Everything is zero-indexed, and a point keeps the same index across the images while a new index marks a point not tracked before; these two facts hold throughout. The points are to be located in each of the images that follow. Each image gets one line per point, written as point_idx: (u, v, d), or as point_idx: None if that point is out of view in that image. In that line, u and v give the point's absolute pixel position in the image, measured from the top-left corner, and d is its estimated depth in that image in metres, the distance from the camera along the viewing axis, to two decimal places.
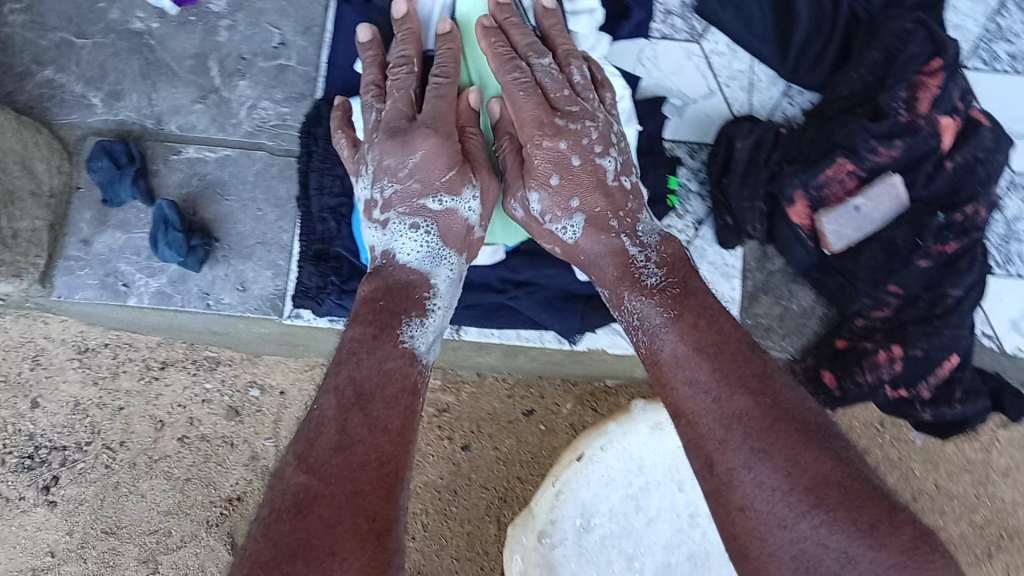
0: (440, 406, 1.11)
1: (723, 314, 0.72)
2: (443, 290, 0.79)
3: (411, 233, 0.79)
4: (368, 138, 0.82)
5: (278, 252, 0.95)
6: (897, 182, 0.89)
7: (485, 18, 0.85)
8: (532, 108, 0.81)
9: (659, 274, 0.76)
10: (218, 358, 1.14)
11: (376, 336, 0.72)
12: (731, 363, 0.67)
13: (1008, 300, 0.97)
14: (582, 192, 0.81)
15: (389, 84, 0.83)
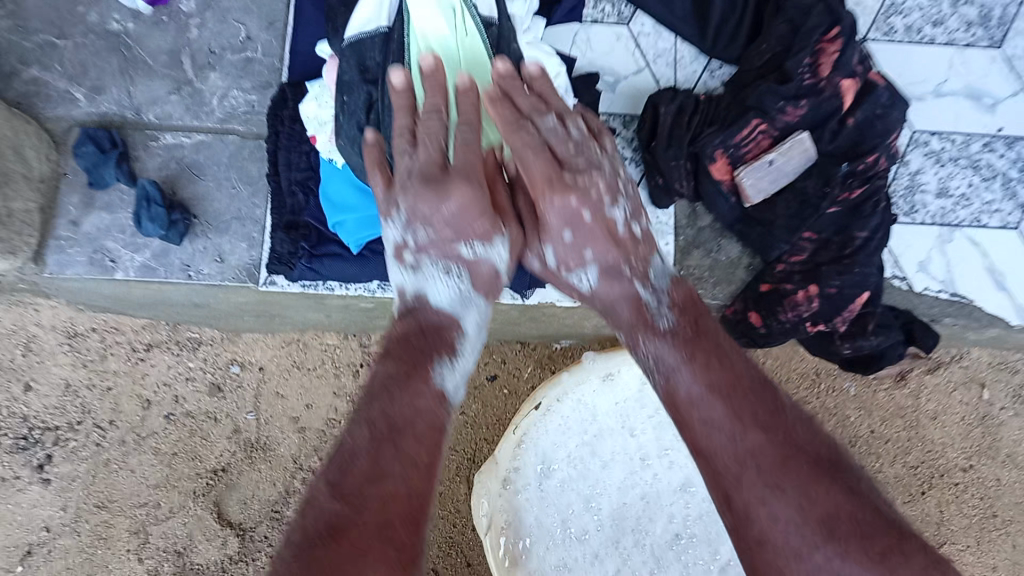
0: None
1: (734, 350, 0.74)
2: (472, 335, 0.81)
3: (444, 278, 0.80)
4: (400, 185, 0.81)
5: (252, 226, 1.03)
6: (804, 138, 1.00)
7: (492, 86, 0.83)
8: (544, 166, 0.80)
9: (670, 316, 0.77)
10: (200, 338, 1.22)
11: (408, 376, 0.73)
12: (747, 399, 0.69)
13: (915, 245, 1.07)
14: (596, 245, 0.80)
15: (419, 134, 0.81)
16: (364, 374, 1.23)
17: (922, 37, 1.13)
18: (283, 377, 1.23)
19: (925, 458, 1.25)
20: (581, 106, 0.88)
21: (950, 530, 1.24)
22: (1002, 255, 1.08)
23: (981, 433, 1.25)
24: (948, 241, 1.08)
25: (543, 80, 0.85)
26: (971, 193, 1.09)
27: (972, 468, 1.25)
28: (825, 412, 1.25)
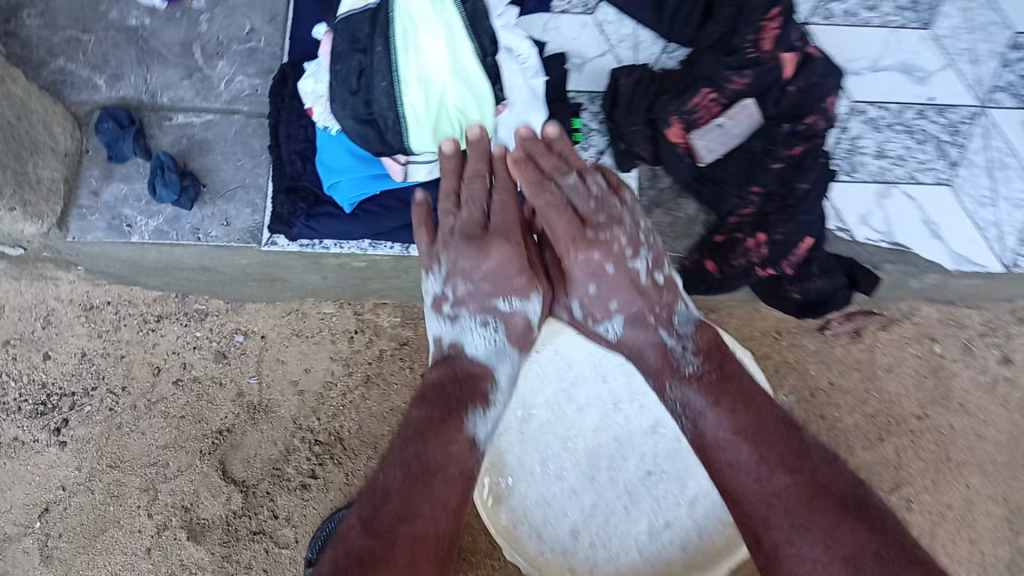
0: (402, 340, 1.32)
1: (757, 394, 0.85)
2: (504, 385, 0.92)
3: (482, 330, 0.93)
4: (443, 239, 0.95)
5: (256, 193, 1.14)
6: (749, 103, 1.15)
7: (514, 152, 0.96)
8: (566, 224, 0.93)
9: (697, 361, 0.89)
10: (206, 309, 1.31)
11: (442, 423, 0.83)
12: (771, 444, 0.80)
13: (855, 200, 1.19)
14: (619, 296, 0.93)
15: (463, 197, 0.96)
16: (358, 339, 1.32)
17: (859, 21, 1.26)
18: (283, 345, 1.31)
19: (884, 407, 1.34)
20: (599, 163, 0.99)
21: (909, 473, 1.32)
22: (936, 208, 1.19)
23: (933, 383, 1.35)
24: (886, 196, 1.19)
25: (561, 141, 1.00)
26: (906, 154, 1.21)
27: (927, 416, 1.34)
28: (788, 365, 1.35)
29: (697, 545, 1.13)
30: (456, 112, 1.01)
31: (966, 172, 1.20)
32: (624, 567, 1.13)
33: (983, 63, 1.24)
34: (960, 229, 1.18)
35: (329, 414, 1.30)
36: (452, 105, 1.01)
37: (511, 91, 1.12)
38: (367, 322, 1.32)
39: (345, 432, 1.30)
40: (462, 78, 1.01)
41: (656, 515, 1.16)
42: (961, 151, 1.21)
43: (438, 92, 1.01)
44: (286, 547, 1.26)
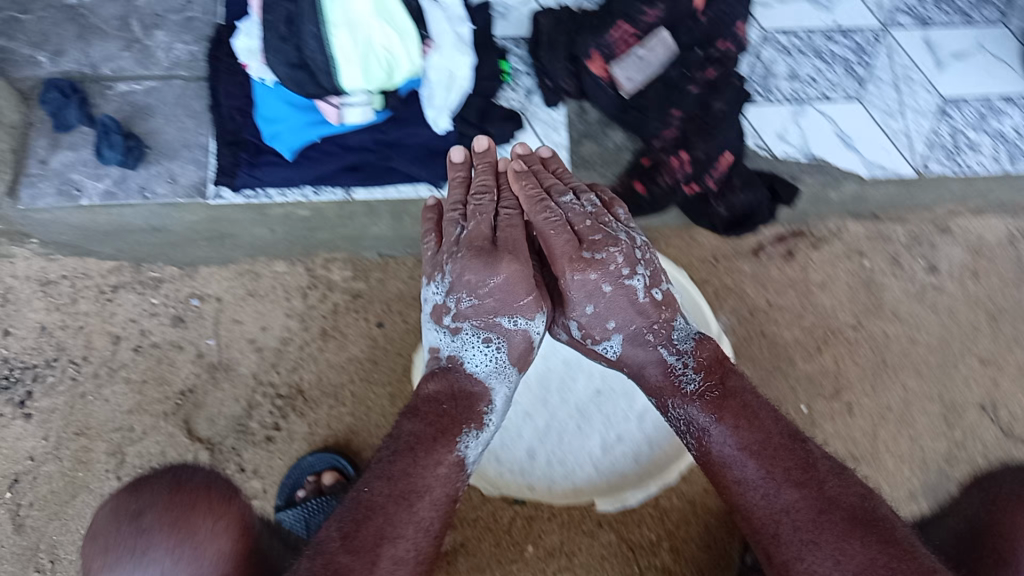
0: (355, 293, 1.36)
1: (760, 409, 0.90)
2: (499, 403, 0.97)
3: (483, 347, 0.96)
4: (451, 251, 0.97)
5: (198, 150, 1.18)
6: (664, 34, 1.17)
7: (517, 164, 1.04)
8: (562, 243, 0.95)
9: (697, 378, 0.94)
10: (160, 277, 1.34)
11: (433, 443, 0.88)
12: (777, 456, 0.86)
13: (772, 119, 1.25)
14: (617, 317, 0.98)
15: (472, 208, 1.00)
16: (312, 296, 1.35)
17: None
18: (238, 305, 1.34)
19: (820, 321, 1.41)
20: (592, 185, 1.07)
21: (846, 379, 1.40)
22: (848, 122, 1.26)
23: (864, 295, 1.42)
24: (801, 114, 1.26)
25: (555, 162, 1.09)
26: (817, 76, 1.27)
27: (861, 326, 1.41)
28: (723, 290, 1.41)
29: (648, 455, 1.20)
30: (387, 53, 1.05)
31: (875, 89, 1.27)
32: (581, 481, 1.19)
33: None
34: (873, 140, 1.25)
35: (288, 367, 1.33)
36: (380, 45, 1.04)
37: (438, 36, 1.15)
38: (319, 278, 1.36)
39: (306, 384, 1.33)
40: (385, 18, 1.03)
41: (608, 430, 1.23)
42: (869, 69, 1.28)
43: (365, 36, 1.03)
44: (255, 495, 1.30)
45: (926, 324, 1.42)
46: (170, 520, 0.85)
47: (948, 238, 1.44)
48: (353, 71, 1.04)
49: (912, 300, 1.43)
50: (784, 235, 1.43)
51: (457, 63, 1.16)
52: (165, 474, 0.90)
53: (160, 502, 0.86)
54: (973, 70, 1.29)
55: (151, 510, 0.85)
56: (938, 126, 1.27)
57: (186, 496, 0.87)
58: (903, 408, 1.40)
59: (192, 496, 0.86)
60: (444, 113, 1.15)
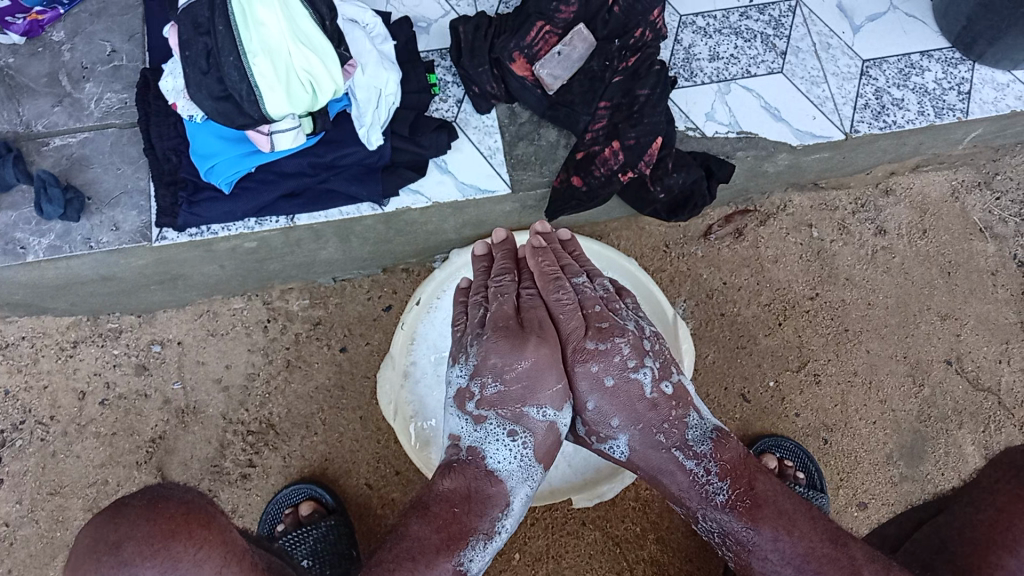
0: (315, 320, 1.37)
1: (797, 513, 0.82)
2: (516, 506, 0.91)
3: (507, 441, 0.91)
4: (477, 332, 0.97)
5: (139, 195, 1.20)
6: (582, 28, 1.19)
7: (536, 239, 1.06)
8: (573, 323, 0.97)
9: (726, 487, 0.86)
10: (120, 327, 1.35)
11: (435, 553, 0.79)
12: (824, 568, 0.76)
13: (699, 101, 1.27)
14: (620, 413, 0.94)
15: (493, 289, 1.02)
16: (272, 328, 1.36)
17: None
18: (200, 346, 1.35)
19: (776, 293, 1.42)
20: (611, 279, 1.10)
21: (811, 349, 1.40)
22: (774, 94, 1.28)
23: (818, 264, 1.43)
24: (726, 92, 1.28)
25: (574, 243, 1.11)
26: (739, 53, 1.30)
27: (818, 295, 1.42)
28: (681, 274, 1.41)
29: None
30: (308, 71, 1.07)
31: (796, 59, 1.30)
32: (556, 480, 1.18)
33: None
34: (799, 109, 1.28)
35: (257, 404, 1.34)
36: (301, 69, 1.06)
37: (361, 56, 1.18)
38: (278, 310, 1.37)
39: (276, 418, 1.34)
40: (304, 41, 1.06)
41: None
42: (787, 41, 1.31)
43: (284, 60, 1.05)
44: None
45: (880, 286, 1.43)
46: (151, 558, 0.64)
47: (891, 199, 1.45)
48: (275, 97, 1.06)
49: (865, 264, 1.43)
50: (732, 215, 1.42)
51: (382, 78, 1.18)
52: (139, 494, 0.70)
53: (143, 531, 0.65)
54: (888, 30, 1.33)
55: (133, 542, 0.64)
56: (862, 87, 1.29)
57: (162, 521, 0.67)
58: (870, 372, 1.40)
59: (183, 519, 0.67)
60: (375, 130, 1.17)
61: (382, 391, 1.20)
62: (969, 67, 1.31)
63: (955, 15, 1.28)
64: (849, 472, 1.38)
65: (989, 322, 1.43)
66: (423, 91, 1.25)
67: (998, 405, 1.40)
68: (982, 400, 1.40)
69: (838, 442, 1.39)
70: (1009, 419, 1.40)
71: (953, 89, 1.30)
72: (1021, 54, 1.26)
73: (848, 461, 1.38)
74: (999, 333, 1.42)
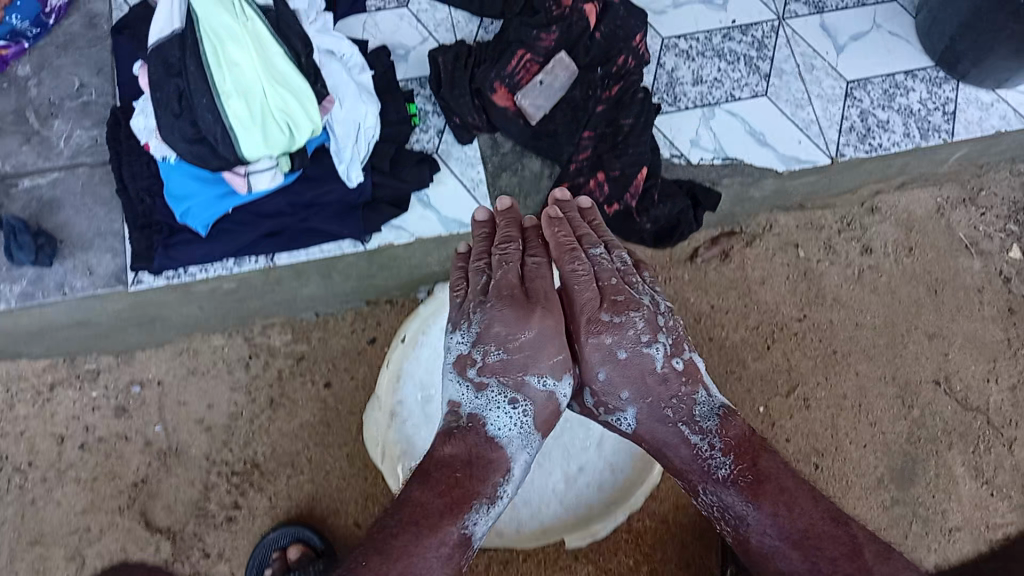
0: (297, 354, 1.34)
1: (799, 492, 0.83)
2: (517, 474, 0.90)
3: (507, 408, 0.91)
4: (481, 300, 0.96)
5: (113, 238, 1.17)
6: (564, 56, 1.18)
7: (552, 211, 1.04)
8: (586, 296, 0.96)
9: (729, 462, 0.87)
10: (97, 367, 1.31)
11: (439, 517, 0.79)
12: (822, 546, 0.77)
13: (683, 127, 1.26)
14: (630, 386, 0.93)
15: (497, 257, 1.00)
16: (254, 365, 1.33)
17: None
18: (181, 386, 1.32)
19: (764, 316, 1.40)
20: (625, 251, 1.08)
21: (800, 372, 1.39)
22: (758, 118, 1.27)
23: (805, 285, 1.42)
24: (711, 117, 1.27)
25: (593, 213, 1.08)
26: (722, 76, 1.29)
27: (806, 317, 1.41)
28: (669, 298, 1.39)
29: (612, 482, 1.18)
30: (286, 109, 1.03)
31: (779, 81, 1.29)
32: (548, 519, 1.17)
33: None
34: (785, 133, 1.26)
35: (240, 444, 1.31)
36: (276, 109, 1.03)
37: (340, 89, 1.16)
38: (259, 345, 1.34)
39: (260, 457, 1.31)
40: (280, 81, 1.03)
41: (569, 463, 1.20)
42: (771, 63, 1.29)
43: (260, 99, 1.02)
44: None
45: (868, 306, 1.43)
46: None
47: (877, 218, 1.45)
48: (250, 140, 1.03)
49: (851, 284, 1.43)
50: (717, 236, 1.42)
51: (361, 111, 1.16)
52: None
53: None
54: (872, 49, 1.31)
55: None
56: (847, 109, 1.28)
57: None
58: (859, 395, 1.39)
59: None
60: (355, 165, 1.15)
61: (371, 434, 1.20)
62: (953, 86, 1.30)
63: (938, 33, 1.27)
64: (840, 497, 1.36)
65: (976, 340, 1.42)
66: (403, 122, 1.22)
67: (986, 424, 1.40)
68: (971, 419, 1.40)
69: (829, 466, 1.37)
70: (997, 438, 1.39)
71: (937, 110, 1.29)
72: (1005, 74, 1.25)
73: (840, 485, 1.37)
74: (986, 351, 1.42)
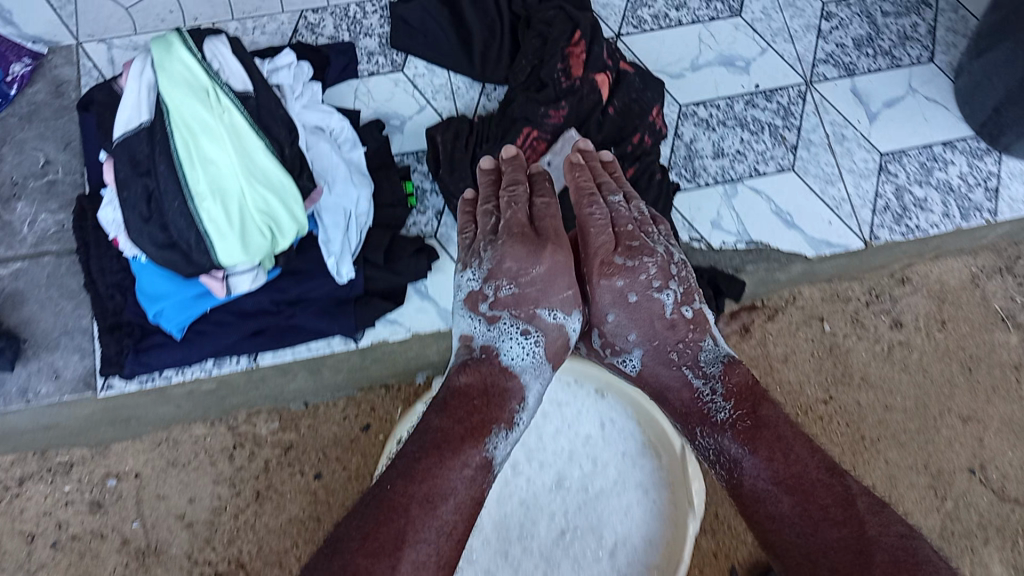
0: (286, 445, 1.10)
1: (798, 441, 0.70)
2: (530, 403, 0.82)
3: (520, 338, 0.84)
4: (488, 241, 0.92)
5: (81, 336, 1.08)
6: (572, 134, 1.09)
7: (575, 155, 0.99)
8: (598, 238, 0.90)
9: (728, 407, 0.76)
10: (70, 460, 1.07)
11: (460, 440, 0.70)
12: (813, 494, 0.65)
13: (703, 207, 1.16)
14: (636, 329, 0.87)
15: (506, 197, 0.94)
16: (239, 456, 1.09)
17: (671, 22, 1.23)
18: (161, 478, 1.08)
19: None
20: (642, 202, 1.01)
21: None
22: (785, 197, 1.17)
23: (832, 364, 1.16)
24: (733, 195, 1.17)
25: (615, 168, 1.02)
26: (744, 148, 1.18)
27: (832, 399, 1.15)
28: None
29: None
30: (267, 210, 0.93)
31: (807, 154, 1.18)
32: None
33: (801, 38, 1.23)
34: (815, 214, 1.17)
35: (224, 542, 1.07)
36: (257, 211, 0.93)
37: (330, 172, 1.06)
38: (244, 435, 1.10)
39: (246, 557, 1.07)
40: (259, 177, 0.93)
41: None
42: (797, 133, 1.19)
43: (236, 199, 0.92)
44: None
45: (898, 386, 1.17)
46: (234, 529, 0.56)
47: (908, 289, 1.18)
48: (224, 250, 0.92)
49: (881, 362, 1.17)
50: (737, 311, 1.15)
51: (352, 195, 1.06)
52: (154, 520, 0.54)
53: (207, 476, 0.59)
54: (906, 117, 1.21)
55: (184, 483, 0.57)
56: (881, 186, 1.18)
57: None
58: (888, 486, 1.14)
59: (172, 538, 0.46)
60: (345, 259, 1.04)
61: None
62: (996, 159, 1.21)
63: (981, 102, 1.16)
64: None
65: (1013, 424, 1.17)
66: (399, 203, 1.12)
67: None
68: (1010, 512, 1.14)
69: None
70: None
71: (979, 185, 1.20)
72: None
73: None
74: None
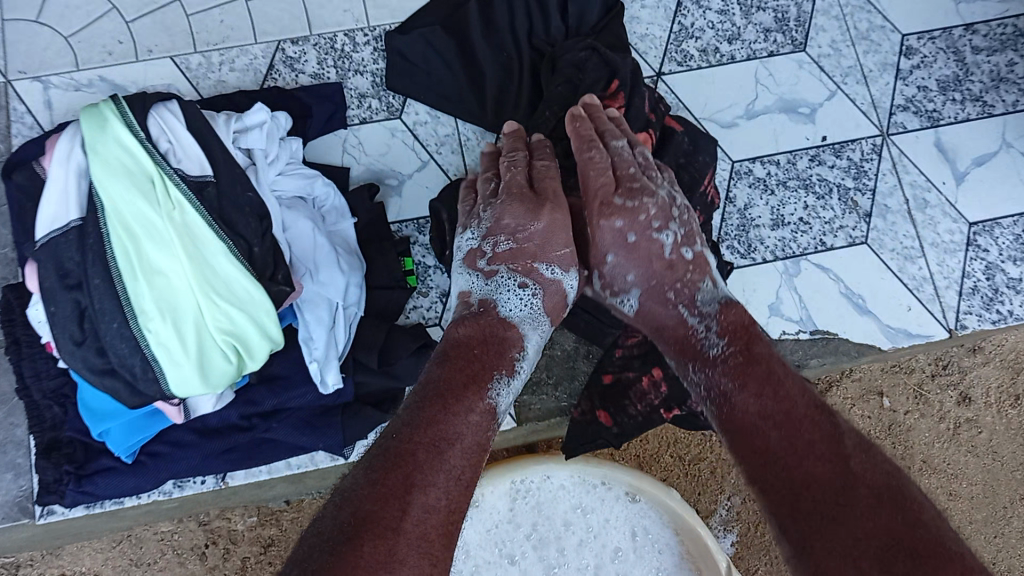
0: (265, 541, 0.97)
1: (790, 378, 0.64)
2: (530, 355, 0.74)
3: (518, 291, 0.75)
4: (485, 204, 0.79)
5: (14, 449, 0.91)
6: None
7: (575, 107, 0.82)
8: (597, 185, 0.77)
9: (721, 343, 0.69)
10: (18, 561, 0.95)
11: (460, 389, 0.64)
12: (800, 428, 0.59)
13: (759, 288, 0.98)
14: (636, 269, 0.76)
15: (503, 161, 0.81)
16: (211, 555, 0.97)
17: (722, 57, 1.02)
18: None
19: None
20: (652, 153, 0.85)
21: None
22: (857, 276, 0.99)
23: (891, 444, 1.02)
24: (795, 272, 0.99)
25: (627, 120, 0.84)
26: (809, 216, 1.00)
27: None
28: None
29: None
30: (231, 330, 0.75)
31: (882, 223, 1.00)
32: None
33: (877, 80, 1.03)
34: (890, 297, 0.99)
35: None
36: (217, 327, 0.75)
37: (312, 255, 0.86)
38: (219, 530, 0.97)
39: None
40: (219, 290, 0.74)
41: None
42: (872, 198, 1.00)
43: (192, 316, 0.74)
44: None
45: (965, 469, 1.02)
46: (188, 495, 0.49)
47: (981, 360, 1.01)
48: (180, 386, 0.74)
49: (945, 442, 1.02)
50: None
51: (339, 284, 0.86)
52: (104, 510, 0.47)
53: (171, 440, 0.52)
54: (999, 178, 1.02)
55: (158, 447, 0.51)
56: (968, 263, 1.00)
57: None
58: None
59: None
60: (330, 366, 0.84)
61: None
62: None
63: None
64: None
65: None
66: (396, 285, 0.93)
67: None
68: None
69: None
70: None
71: None
72: None
73: None
74: None
